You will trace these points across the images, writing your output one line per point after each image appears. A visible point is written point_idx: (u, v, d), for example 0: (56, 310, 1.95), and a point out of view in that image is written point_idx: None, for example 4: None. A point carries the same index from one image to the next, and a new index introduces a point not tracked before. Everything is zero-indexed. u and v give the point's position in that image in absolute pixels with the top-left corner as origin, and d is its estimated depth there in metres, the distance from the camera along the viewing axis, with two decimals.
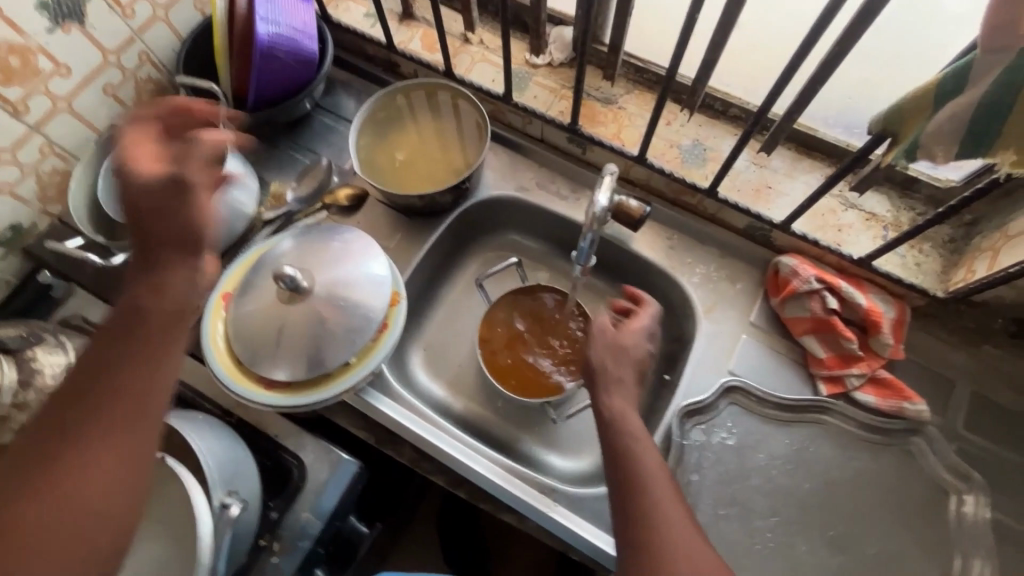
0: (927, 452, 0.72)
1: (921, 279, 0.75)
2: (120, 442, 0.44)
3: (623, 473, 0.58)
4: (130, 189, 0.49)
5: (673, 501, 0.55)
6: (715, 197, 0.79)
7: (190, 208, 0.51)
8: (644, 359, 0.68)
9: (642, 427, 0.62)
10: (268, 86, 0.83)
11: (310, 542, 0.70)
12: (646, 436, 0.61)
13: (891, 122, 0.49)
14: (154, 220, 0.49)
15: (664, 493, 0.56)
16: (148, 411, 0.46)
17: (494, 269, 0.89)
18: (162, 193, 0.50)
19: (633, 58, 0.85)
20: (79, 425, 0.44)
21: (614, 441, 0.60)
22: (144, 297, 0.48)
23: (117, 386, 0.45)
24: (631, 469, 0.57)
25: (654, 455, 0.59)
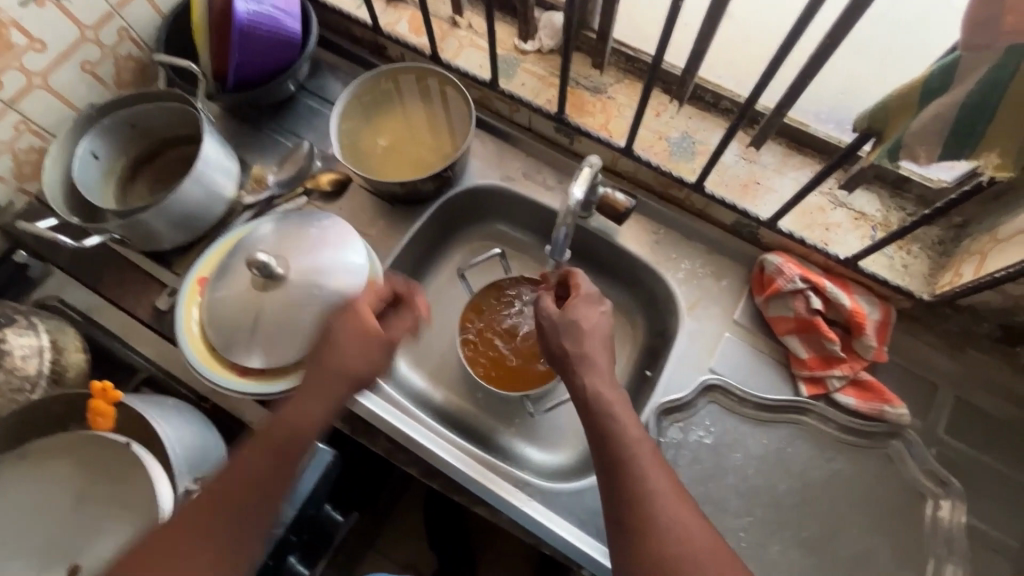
0: (905, 456, 0.71)
1: (908, 281, 0.74)
2: (225, 535, 0.53)
3: (613, 463, 0.56)
4: (340, 325, 0.63)
5: (665, 487, 0.55)
6: (701, 191, 0.78)
7: (364, 356, 0.61)
8: (607, 327, 0.64)
9: (625, 409, 0.59)
10: (248, 66, 0.81)
11: (281, 530, 0.69)
12: (630, 419, 0.58)
13: (877, 120, 0.48)
14: (333, 355, 0.61)
15: (657, 480, 0.55)
16: (254, 517, 0.54)
17: (477, 260, 0.88)
18: (361, 336, 0.62)
19: (623, 45, 0.83)
20: (217, 505, 0.54)
21: (598, 428, 0.58)
22: (291, 417, 0.58)
23: (253, 493, 0.54)
24: (620, 458, 0.56)
25: (642, 439, 0.57)
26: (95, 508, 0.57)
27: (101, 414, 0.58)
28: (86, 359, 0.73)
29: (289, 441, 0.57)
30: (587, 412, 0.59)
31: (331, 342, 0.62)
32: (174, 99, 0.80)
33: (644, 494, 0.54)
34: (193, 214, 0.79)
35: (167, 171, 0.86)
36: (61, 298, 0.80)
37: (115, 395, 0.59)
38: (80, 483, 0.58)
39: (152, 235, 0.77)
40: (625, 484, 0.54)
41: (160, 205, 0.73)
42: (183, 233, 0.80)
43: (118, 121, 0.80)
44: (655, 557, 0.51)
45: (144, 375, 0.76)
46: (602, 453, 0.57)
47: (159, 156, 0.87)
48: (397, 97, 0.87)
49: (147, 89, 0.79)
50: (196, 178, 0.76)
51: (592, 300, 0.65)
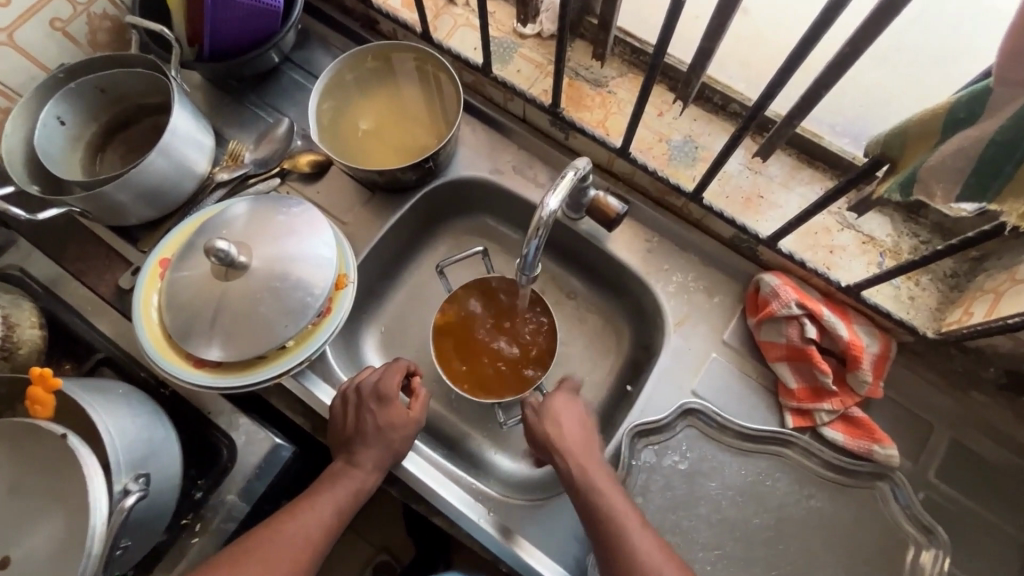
0: (889, 498, 0.67)
1: (913, 316, 0.69)
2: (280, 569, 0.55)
3: (604, 547, 0.56)
4: (372, 409, 0.66)
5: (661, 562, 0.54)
6: (700, 202, 0.72)
7: (399, 429, 0.66)
8: (585, 419, 0.66)
9: (609, 485, 0.60)
10: (226, 34, 0.76)
11: (233, 525, 0.66)
12: (615, 495, 0.59)
13: (892, 147, 0.43)
14: (373, 424, 0.65)
15: (651, 556, 0.54)
16: (302, 552, 0.57)
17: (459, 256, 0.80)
18: (395, 415, 0.66)
19: (629, 35, 0.77)
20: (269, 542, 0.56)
21: (586, 513, 0.59)
22: (339, 490, 0.62)
23: (304, 531, 0.58)
24: (608, 540, 0.56)
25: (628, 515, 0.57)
26: (33, 497, 0.55)
27: (38, 402, 0.57)
28: (41, 336, 0.70)
29: (342, 508, 0.62)
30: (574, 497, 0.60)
31: (366, 423, 0.65)
32: (148, 65, 0.76)
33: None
34: (161, 190, 0.74)
35: (139, 140, 0.82)
36: (23, 268, 0.76)
37: (54, 382, 0.56)
38: (20, 469, 0.56)
39: (117, 209, 0.72)
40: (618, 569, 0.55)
41: (124, 178, 0.69)
42: (151, 208, 0.75)
43: (85, 85, 0.75)
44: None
45: (101, 355, 0.73)
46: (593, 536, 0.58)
47: (132, 125, 0.82)
48: (388, 79, 0.82)
49: (120, 53, 0.75)
50: (163, 150, 0.71)
51: (572, 390, 0.67)
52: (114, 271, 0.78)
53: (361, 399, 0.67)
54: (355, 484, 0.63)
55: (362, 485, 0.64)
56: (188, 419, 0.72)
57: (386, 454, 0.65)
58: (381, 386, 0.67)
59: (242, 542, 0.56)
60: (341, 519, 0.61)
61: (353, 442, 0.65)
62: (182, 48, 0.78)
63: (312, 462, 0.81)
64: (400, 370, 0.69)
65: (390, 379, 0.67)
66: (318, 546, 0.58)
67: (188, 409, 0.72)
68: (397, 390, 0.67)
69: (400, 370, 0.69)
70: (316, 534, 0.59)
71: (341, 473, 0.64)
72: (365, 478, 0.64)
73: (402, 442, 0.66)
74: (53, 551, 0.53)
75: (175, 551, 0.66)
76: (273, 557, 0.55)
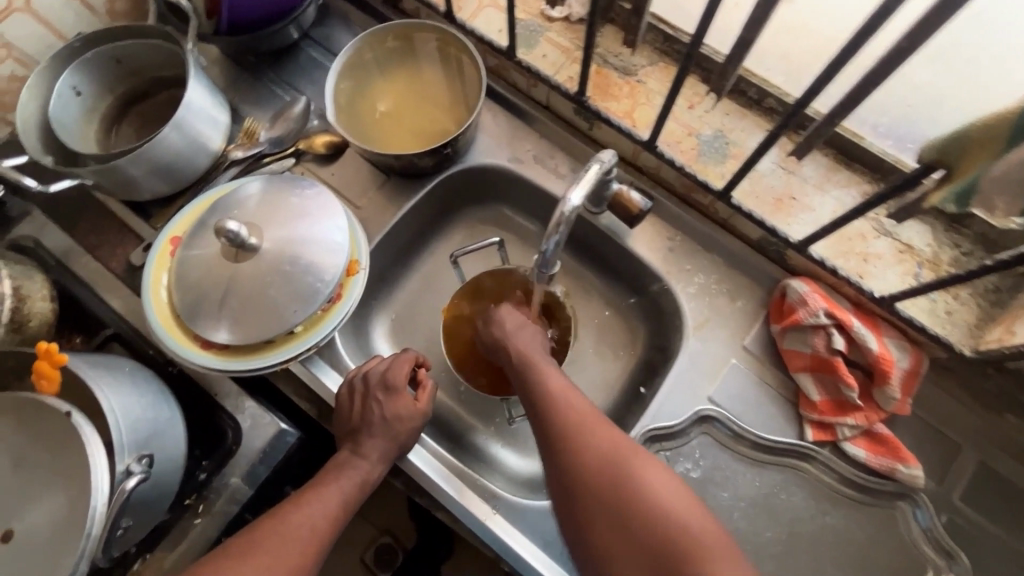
0: (910, 519, 0.65)
1: (949, 332, 0.66)
2: (287, 560, 0.54)
3: (566, 444, 0.56)
4: (378, 398, 0.65)
5: (627, 449, 0.55)
6: (728, 201, 0.69)
7: (403, 419, 0.65)
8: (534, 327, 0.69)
9: (567, 387, 0.61)
10: (244, 7, 0.74)
11: (236, 508, 0.66)
12: (574, 395, 0.60)
13: (948, 154, 0.42)
14: (378, 417, 0.64)
15: (614, 443, 0.55)
16: (308, 543, 0.56)
17: (472, 246, 0.78)
18: (398, 405, 0.65)
19: (662, 22, 0.73)
20: (272, 533, 0.55)
21: (542, 413, 0.59)
22: (344, 483, 0.61)
23: (308, 522, 0.57)
24: (569, 434, 0.56)
25: (590, 410, 0.58)
26: (38, 471, 0.55)
27: (44, 377, 0.56)
28: (52, 309, 0.69)
29: (347, 499, 0.61)
30: (530, 403, 0.61)
31: (372, 414, 0.64)
32: (164, 37, 0.74)
33: (605, 462, 0.54)
34: (175, 165, 0.73)
35: (153, 114, 0.80)
36: (37, 240, 0.76)
37: (60, 359, 0.56)
38: (26, 443, 0.56)
39: (130, 184, 0.71)
40: (579, 459, 0.54)
41: (137, 152, 0.67)
42: (164, 184, 0.74)
43: (102, 55, 0.73)
44: (627, 523, 0.51)
45: (111, 331, 0.73)
46: (548, 435, 0.57)
47: (148, 98, 0.81)
48: (408, 60, 0.79)
49: (136, 23, 0.73)
50: (177, 125, 0.70)
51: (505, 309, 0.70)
52: (126, 247, 0.77)
53: (368, 387, 0.66)
54: (358, 475, 0.62)
55: (366, 477, 0.62)
56: (194, 399, 0.71)
57: (389, 444, 0.64)
58: (386, 376, 0.66)
59: (246, 534, 0.55)
60: (345, 510, 0.60)
61: (357, 431, 0.64)
62: (199, 18, 0.75)
63: (317, 448, 0.80)
64: (405, 360, 0.68)
65: (399, 368, 0.67)
66: (324, 538, 0.57)
67: (196, 389, 0.71)
68: (405, 381, 0.66)
69: (405, 360, 0.68)
70: (322, 526, 0.58)
71: (346, 463, 0.63)
72: (371, 470, 0.63)
73: (407, 432, 0.65)
74: (56, 526, 0.53)
75: (178, 531, 0.65)
76: (279, 547, 0.54)
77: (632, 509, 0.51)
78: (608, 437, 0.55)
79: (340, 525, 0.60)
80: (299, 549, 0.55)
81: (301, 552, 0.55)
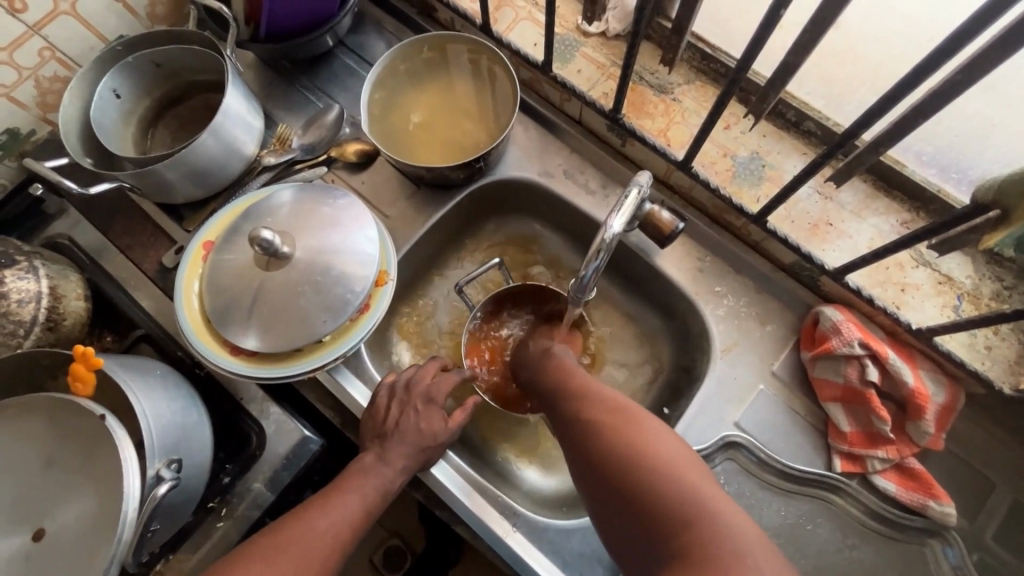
0: (941, 559, 0.63)
1: (988, 367, 0.65)
2: (310, 562, 0.54)
3: (579, 425, 0.55)
4: (417, 407, 0.66)
5: (639, 422, 0.52)
6: (762, 226, 0.68)
7: (435, 431, 0.66)
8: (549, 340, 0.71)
9: (584, 376, 0.60)
10: (283, 16, 0.74)
11: (257, 513, 0.66)
12: (590, 383, 0.59)
13: (1007, 195, 0.45)
14: (415, 422, 0.65)
15: (622, 419, 0.52)
16: (331, 546, 0.56)
17: (476, 272, 0.79)
18: (434, 420, 0.66)
19: (701, 41, 0.72)
20: (296, 536, 0.55)
21: (558, 401, 0.59)
22: (367, 490, 0.61)
23: (333, 525, 0.57)
24: (581, 414, 0.55)
25: (605, 391, 0.56)
26: (72, 473, 0.56)
27: (80, 379, 0.57)
28: (85, 308, 0.70)
29: (368, 505, 0.61)
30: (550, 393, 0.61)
31: (409, 421, 0.65)
32: (204, 44, 0.75)
33: (611, 436, 0.51)
34: (210, 170, 0.73)
35: (189, 118, 0.81)
36: (72, 239, 0.78)
37: (95, 362, 0.57)
38: (61, 444, 0.57)
39: (165, 188, 0.72)
40: (588, 437, 0.53)
41: (175, 158, 0.68)
42: (198, 188, 0.75)
43: (143, 59, 0.74)
44: (632, 494, 0.47)
45: (141, 332, 0.74)
46: (562, 419, 0.57)
47: (183, 101, 0.82)
48: (442, 71, 0.79)
49: (177, 29, 0.74)
50: (215, 131, 0.70)
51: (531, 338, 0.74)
52: (158, 249, 0.79)
53: (408, 394, 0.67)
54: (380, 483, 0.62)
55: (387, 485, 0.62)
56: (221, 403, 0.72)
57: (414, 453, 0.64)
58: (429, 383, 0.68)
59: (272, 534, 0.56)
60: (368, 515, 0.60)
61: (388, 435, 0.64)
62: (239, 26, 0.75)
63: (336, 455, 0.81)
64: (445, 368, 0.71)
65: (443, 385, 0.68)
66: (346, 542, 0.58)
67: (222, 393, 0.72)
68: (445, 397, 0.68)
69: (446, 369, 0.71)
70: (345, 532, 0.58)
71: (370, 468, 0.63)
72: (393, 478, 0.63)
73: (434, 440, 0.66)
74: (87, 526, 0.54)
75: (200, 533, 0.66)
76: (304, 547, 0.55)
77: (636, 481, 0.47)
78: (618, 414, 0.53)
79: (362, 530, 0.60)
80: (322, 552, 0.55)
81: (323, 555, 0.55)
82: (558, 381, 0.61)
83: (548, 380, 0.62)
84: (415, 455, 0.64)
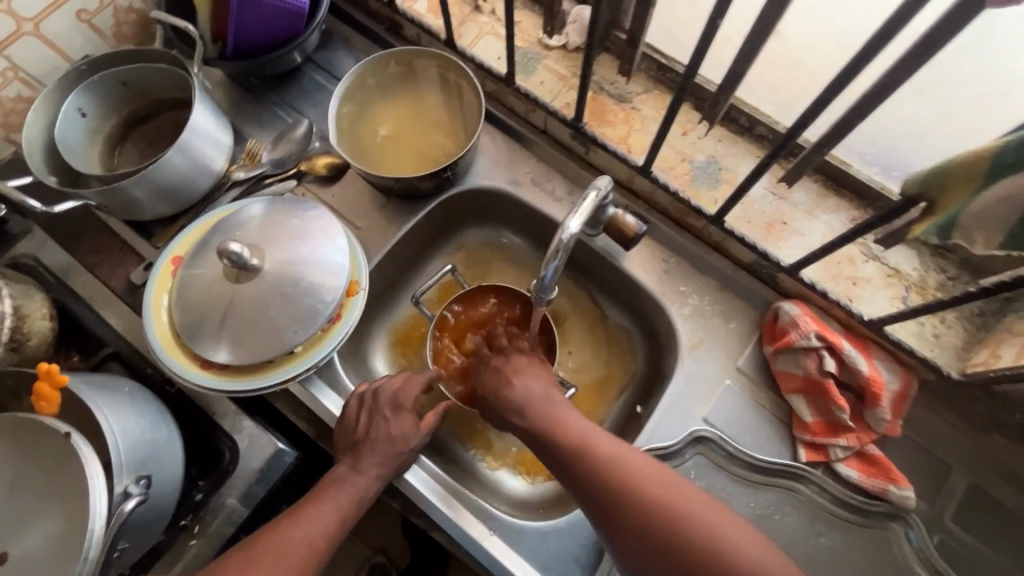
0: (904, 541, 0.65)
1: (937, 353, 0.68)
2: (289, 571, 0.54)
3: (590, 485, 0.54)
4: (386, 415, 0.66)
5: (657, 478, 0.53)
6: (720, 226, 0.71)
7: (407, 436, 0.66)
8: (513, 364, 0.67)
9: (568, 412, 0.61)
10: (250, 35, 0.76)
11: (231, 530, 0.66)
12: (575, 419, 0.59)
13: (929, 188, 0.43)
14: (386, 429, 0.65)
15: (627, 462, 0.54)
16: (305, 557, 0.56)
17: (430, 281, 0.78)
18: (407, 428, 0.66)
19: (656, 52, 0.76)
20: (264, 551, 0.55)
21: (546, 445, 0.59)
22: (342, 498, 0.61)
23: (308, 538, 0.57)
24: (576, 457, 0.56)
25: (592, 433, 0.57)
26: (34, 494, 0.55)
27: (44, 398, 0.56)
28: (51, 328, 0.70)
29: (344, 515, 0.61)
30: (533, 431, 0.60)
31: (378, 429, 0.65)
32: (171, 63, 0.76)
33: (619, 482, 0.53)
34: (178, 186, 0.74)
35: (157, 135, 0.81)
36: (37, 258, 0.77)
37: (60, 379, 0.56)
38: (23, 464, 0.56)
39: (133, 205, 0.72)
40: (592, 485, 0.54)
41: (142, 174, 0.68)
42: (166, 204, 0.75)
43: (108, 77, 0.75)
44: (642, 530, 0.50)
45: (109, 349, 0.73)
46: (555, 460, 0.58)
47: (151, 118, 0.82)
48: (410, 85, 0.81)
49: (143, 48, 0.74)
50: (182, 148, 0.71)
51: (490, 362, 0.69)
52: (126, 266, 0.78)
53: (376, 403, 0.67)
54: (352, 494, 0.62)
55: (359, 495, 0.62)
56: (192, 420, 0.71)
57: (387, 461, 0.64)
58: (394, 395, 0.67)
59: (247, 547, 0.55)
60: (344, 525, 0.61)
61: (360, 445, 0.65)
62: (206, 44, 0.77)
63: (312, 469, 0.80)
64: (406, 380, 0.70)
65: (411, 390, 0.68)
66: (320, 552, 0.57)
67: (193, 408, 0.71)
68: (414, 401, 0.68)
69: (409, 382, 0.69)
70: (320, 542, 0.58)
71: (344, 478, 0.63)
72: (368, 486, 0.63)
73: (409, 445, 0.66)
74: (52, 549, 0.53)
75: (171, 553, 0.65)
76: (277, 560, 0.54)
77: (651, 522, 0.50)
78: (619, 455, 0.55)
79: (337, 540, 0.60)
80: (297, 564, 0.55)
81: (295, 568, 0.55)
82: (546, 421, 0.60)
83: (531, 416, 0.61)
84: (392, 464, 0.65)
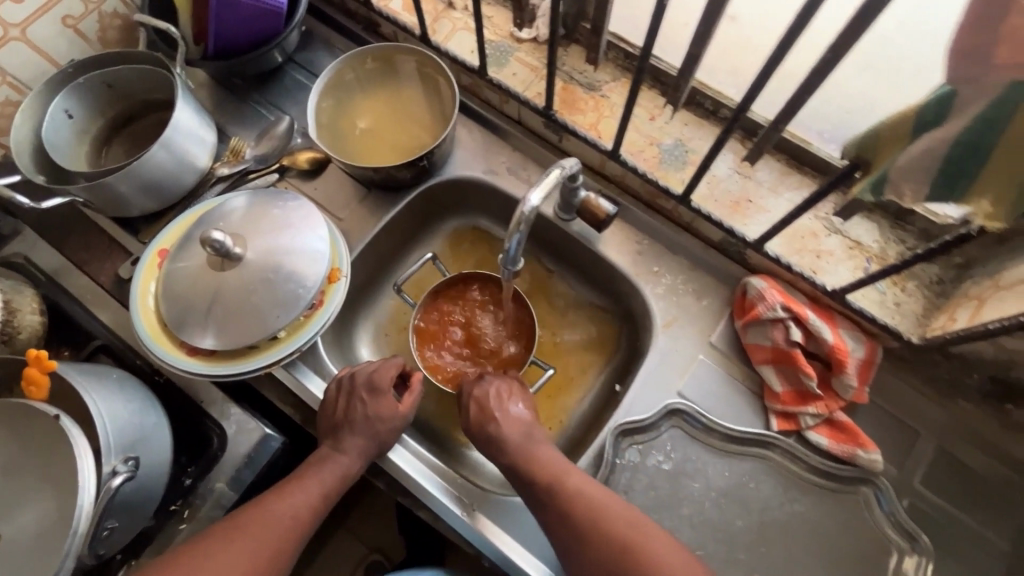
0: (874, 504, 0.67)
1: (899, 321, 0.71)
2: (276, 540, 0.57)
3: (581, 544, 0.56)
4: (363, 397, 0.67)
5: (649, 539, 0.55)
6: (687, 205, 0.74)
7: (383, 419, 0.67)
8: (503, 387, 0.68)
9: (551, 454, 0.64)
10: (231, 36, 0.79)
11: (220, 513, 0.67)
12: (557, 462, 0.62)
13: (865, 149, 0.46)
14: (362, 411, 0.66)
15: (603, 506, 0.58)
16: (289, 529, 0.58)
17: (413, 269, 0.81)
18: (385, 412, 0.67)
19: (622, 41, 0.78)
20: (250, 523, 0.57)
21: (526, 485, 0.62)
22: (326, 475, 0.64)
23: (294, 510, 0.60)
24: (557, 500, 0.59)
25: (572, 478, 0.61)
26: (26, 477, 0.57)
27: (33, 383, 0.59)
28: (41, 322, 0.72)
29: (328, 490, 0.63)
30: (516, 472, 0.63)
31: (357, 412, 0.66)
32: (154, 64, 0.78)
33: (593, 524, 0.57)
34: (163, 181, 0.76)
35: (142, 134, 0.84)
36: (28, 257, 0.79)
37: (49, 365, 0.59)
38: (15, 448, 0.58)
39: (120, 201, 0.74)
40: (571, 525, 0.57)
41: (128, 169, 0.71)
42: (152, 199, 0.77)
43: (93, 79, 0.77)
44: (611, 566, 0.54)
45: (99, 342, 0.75)
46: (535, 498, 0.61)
47: (137, 119, 0.84)
48: (388, 80, 0.84)
49: (126, 50, 0.77)
50: (165, 144, 0.73)
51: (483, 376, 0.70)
52: (114, 262, 0.80)
53: (354, 385, 0.68)
54: (336, 471, 0.64)
55: (342, 472, 0.64)
56: (181, 408, 0.73)
57: (367, 441, 0.66)
58: (371, 378, 0.68)
59: (234, 518, 0.58)
60: (328, 500, 0.63)
61: (341, 427, 0.66)
62: (189, 46, 0.80)
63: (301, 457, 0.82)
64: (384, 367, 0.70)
65: (386, 372, 0.69)
66: (305, 523, 0.60)
67: (182, 397, 0.73)
68: (390, 384, 0.69)
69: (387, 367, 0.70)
70: (305, 514, 0.60)
71: (327, 457, 0.65)
72: (351, 463, 0.65)
73: (386, 427, 0.67)
74: (43, 528, 0.55)
75: (163, 536, 0.67)
76: (263, 531, 0.57)
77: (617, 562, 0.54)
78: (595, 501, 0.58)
79: (321, 514, 0.62)
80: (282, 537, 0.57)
81: (279, 540, 0.57)
82: (529, 462, 0.63)
83: (513, 454, 0.64)
84: (370, 447, 0.66)
